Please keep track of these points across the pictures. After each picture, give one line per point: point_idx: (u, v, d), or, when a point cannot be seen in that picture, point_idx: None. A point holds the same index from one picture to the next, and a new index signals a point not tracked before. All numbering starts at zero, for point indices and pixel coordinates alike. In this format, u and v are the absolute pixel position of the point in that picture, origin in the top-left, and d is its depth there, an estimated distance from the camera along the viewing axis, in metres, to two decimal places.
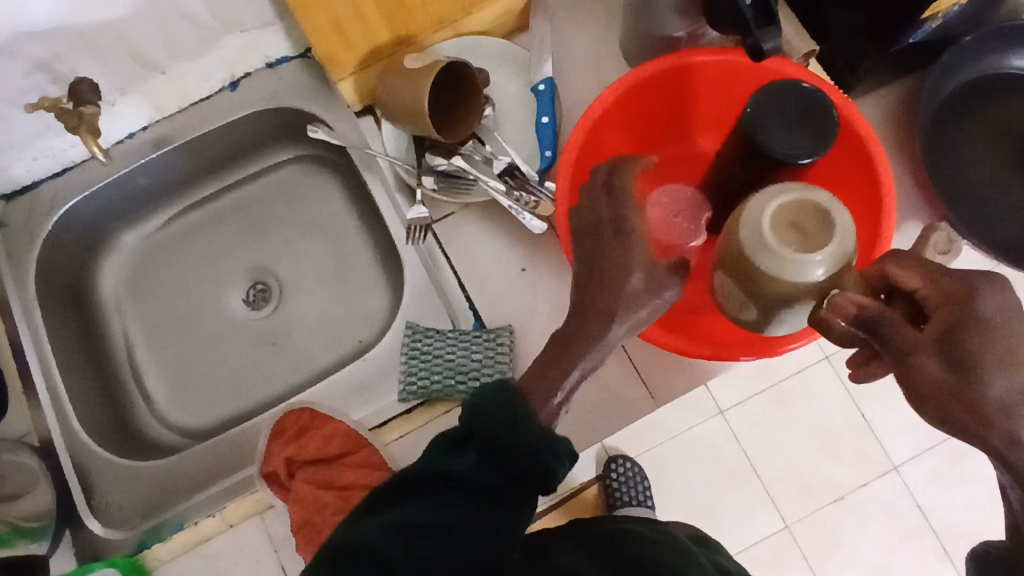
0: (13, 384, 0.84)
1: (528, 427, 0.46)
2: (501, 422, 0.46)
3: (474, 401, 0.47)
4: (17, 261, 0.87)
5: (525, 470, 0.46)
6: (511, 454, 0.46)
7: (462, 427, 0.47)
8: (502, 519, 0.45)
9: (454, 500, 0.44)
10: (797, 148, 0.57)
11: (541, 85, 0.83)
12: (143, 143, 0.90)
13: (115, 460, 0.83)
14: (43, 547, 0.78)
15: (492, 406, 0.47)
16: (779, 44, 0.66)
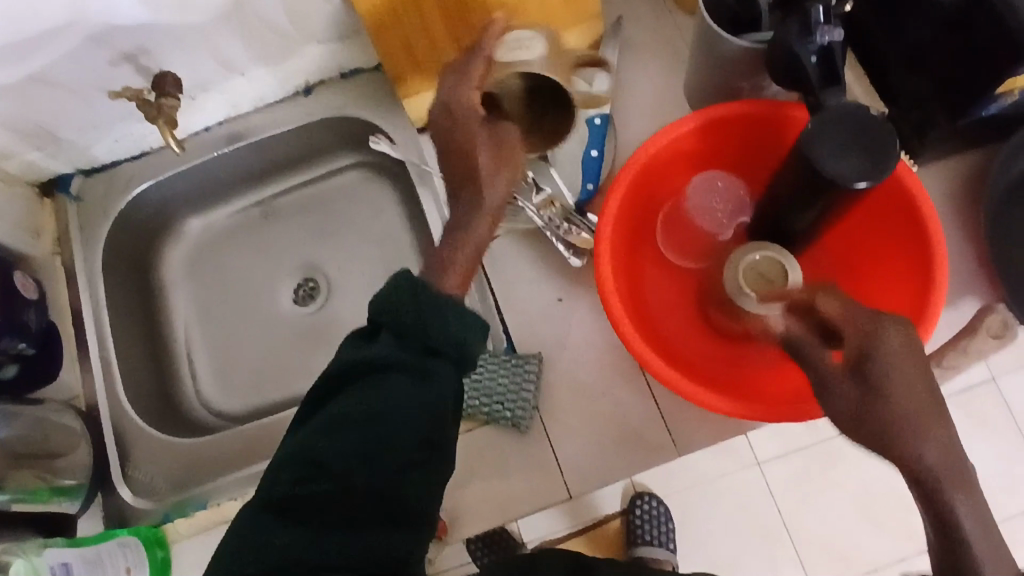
0: (70, 348, 0.90)
1: (433, 307, 0.52)
2: (412, 303, 0.52)
3: (384, 294, 0.53)
4: (89, 234, 0.94)
5: (438, 320, 0.52)
6: (422, 337, 0.52)
7: (372, 321, 0.54)
8: (425, 396, 0.51)
9: (375, 394, 0.51)
10: (850, 172, 0.58)
11: (595, 119, 0.83)
12: (218, 137, 0.95)
13: (152, 433, 0.87)
14: (75, 507, 0.83)
15: (401, 297, 0.53)
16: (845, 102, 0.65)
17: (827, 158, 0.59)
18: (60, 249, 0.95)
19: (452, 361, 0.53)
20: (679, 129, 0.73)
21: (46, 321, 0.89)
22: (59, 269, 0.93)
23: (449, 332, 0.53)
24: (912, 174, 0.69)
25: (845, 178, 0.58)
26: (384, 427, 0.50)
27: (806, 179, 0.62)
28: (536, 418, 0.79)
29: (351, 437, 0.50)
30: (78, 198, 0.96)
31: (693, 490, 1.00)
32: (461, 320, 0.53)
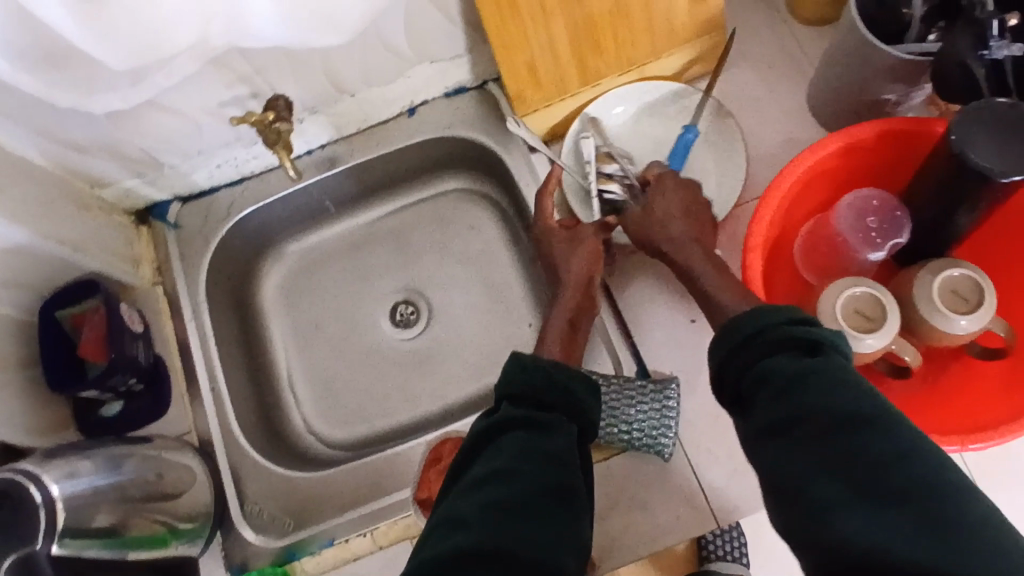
0: (179, 382, 0.87)
1: (558, 374, 0.62)
2: (543, 381, 0.62)
3: (505, 374, 0.63)
4: (191, 262, 0.91)
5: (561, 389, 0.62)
6: (536, 390, 0.61)
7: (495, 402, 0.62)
8: (544, 438, 0.58)
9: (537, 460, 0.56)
10: (998, 163, 0.56)
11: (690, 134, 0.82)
12: (319, 160, 0.93)
13: (269, 468, 0.84)
14: (195, 548, 0.79)
15: (528, 372, 0.62)
16: None
17: (969, 142, 0.57)
18: (161, 279, 0.92)
19: (568, 413, 0.61)
20: (829, 146, 0.68)
21: (153, 354, 0.86)
22: (162, 298, 0.91)
23: (570, 396, 0.62)
24: None
25: (986, 168, 0.56)
26: (520, 488, 0.53)
27: (969, 195, 0.60)
28: (677, 445, 0.77)
29: (493, 491, 0.53)
30: (175, 225, 0.93)
31: None
32: (576, 384, 0.62)
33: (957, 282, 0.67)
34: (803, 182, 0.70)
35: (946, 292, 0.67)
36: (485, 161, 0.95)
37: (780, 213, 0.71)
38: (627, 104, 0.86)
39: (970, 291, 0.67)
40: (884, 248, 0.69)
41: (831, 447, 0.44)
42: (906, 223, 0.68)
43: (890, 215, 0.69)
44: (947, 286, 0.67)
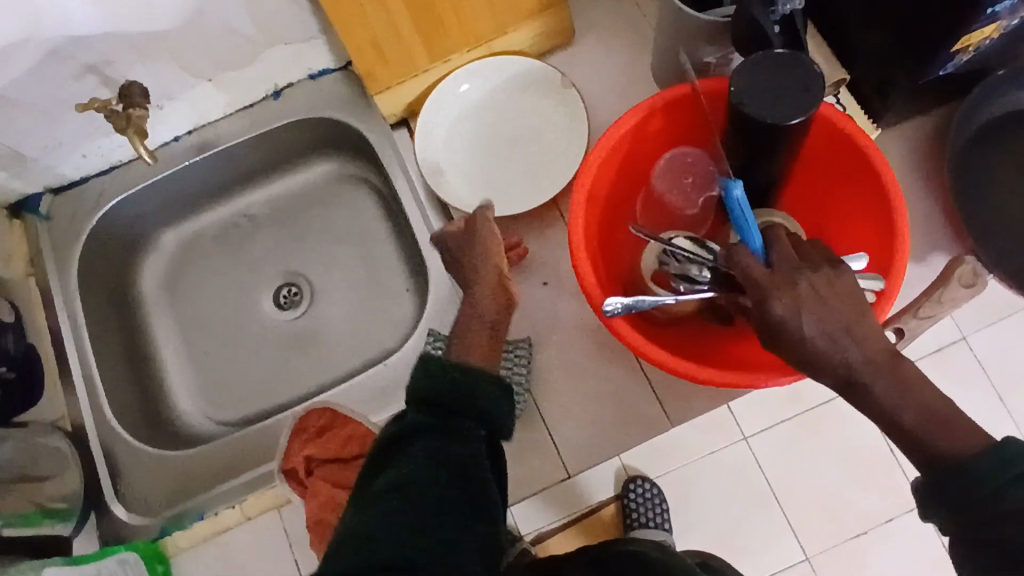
0: (52, 370, 0.89)
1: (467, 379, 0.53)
2: (445, 383, 0.52)
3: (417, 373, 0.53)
4: (62, 253, 0.92)
5: (471, 392, 0.52)
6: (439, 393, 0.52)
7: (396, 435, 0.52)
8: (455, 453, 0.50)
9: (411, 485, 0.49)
10: (763, 107, 0.58)
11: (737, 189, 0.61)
12: (188, 147, 0.95)
13: (141, 448, 0.85)
14: (68, 529, 0.81)
15: (436, 376, 0.52)
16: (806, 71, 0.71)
17: (747, 86, 0.59)
18: (33, 271, 0.93)
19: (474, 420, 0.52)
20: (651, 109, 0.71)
21: (24, 345, 0.88)
22: (34, 290, 0.92)
23: (478, 402, 0.52)
24: (869, 139, 0.66)
25: (767, 119, 0.58)
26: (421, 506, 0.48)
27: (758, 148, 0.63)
28: (529, 402, 0.80)
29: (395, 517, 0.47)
30: (48, 218, 0.94)
31: (687, 467, 0.97)
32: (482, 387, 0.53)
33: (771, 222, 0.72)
34: (632, 145, 0.74)
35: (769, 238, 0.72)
36: (353, 140, 0.97)
37: (610, 175, 0.74)
38: (474, 81, 0.88)
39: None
40: (696, 202, 0.75)
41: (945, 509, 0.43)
42: (717, 175, 0.74)
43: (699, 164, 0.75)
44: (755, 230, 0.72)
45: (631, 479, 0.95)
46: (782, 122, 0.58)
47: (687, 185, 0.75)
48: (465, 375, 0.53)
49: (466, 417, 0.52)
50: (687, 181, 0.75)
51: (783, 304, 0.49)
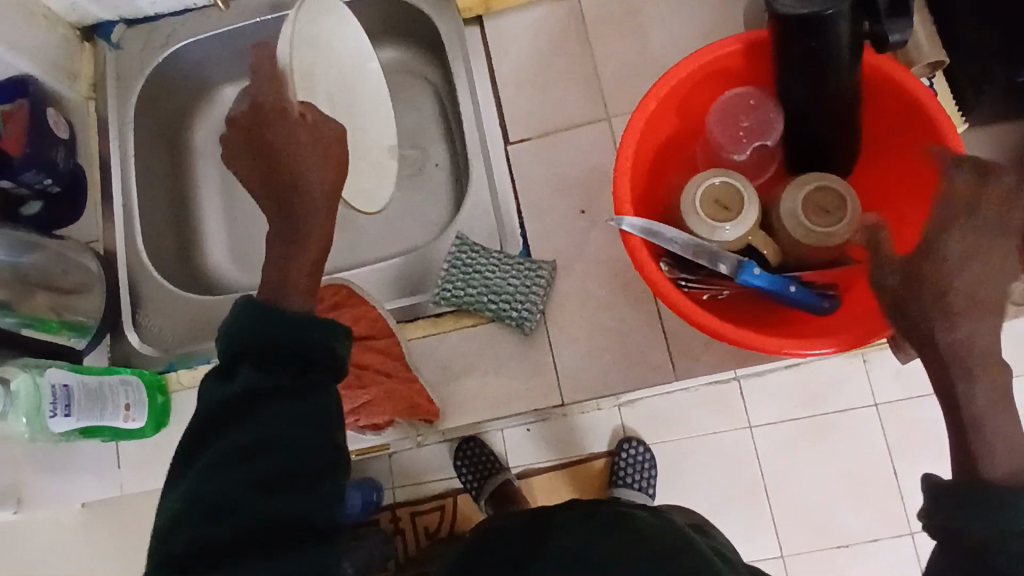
0: (95, 195, 0.92)
1: (312, 326, 0.49)
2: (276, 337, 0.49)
3: (232, 320, 0.50)
4: (124, 85, 0.94)
5: (303, 334, 0.49)
6: (281, 343, 0.49)
7: (227, 358, 0.49)
8: (313, 406, 0.47)
9: (260, 423, 0.46)
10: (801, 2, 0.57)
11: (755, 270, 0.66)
12: (262, 3, 0.94)
13: (162, 285, 0.88)
14: (82, 344, 0.85)
15: (245, 313, 0.49)
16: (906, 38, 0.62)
17: None
18: (95, 96, 0.96)
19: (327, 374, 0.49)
20: (733, 45, 0.68)
21: (73, 164, 0.91)
22: (92, 115, 0.95)
23: (312, 340, 0.49)
24: (946, 117, 0.63)
25: (802, 6, 0.57)
26: (274, 466, 0.45)
27: (816, 70, 0.62)
28: (539, 322, 0.80)
29: (242, 477, 0.44)
30: (117, 47, 0.96)
31: (684, 442, 1.02)
32: (325, 332, 0.50)
33: (833, 195, 0.70)
34: (704, 80, 0.71)
35: (834, 229, 0.69)
36: (423, 29, 0.94)
37: (673, 108, 0.72)
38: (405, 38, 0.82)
39: (829, 202, 0.70)
40: (747, 149, 0.75)
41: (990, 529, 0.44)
42: (775, 124, 0.73)
43: (764, 107, 0.73)
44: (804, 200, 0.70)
45: (626, 438, 1.00)
46: (812, 16, 0.57)
47: (742, 131, 0.74)
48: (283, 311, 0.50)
49: (313, 358, 0.49)
50: (743, 126, 0.74)
51: (952, 247, 0.49)
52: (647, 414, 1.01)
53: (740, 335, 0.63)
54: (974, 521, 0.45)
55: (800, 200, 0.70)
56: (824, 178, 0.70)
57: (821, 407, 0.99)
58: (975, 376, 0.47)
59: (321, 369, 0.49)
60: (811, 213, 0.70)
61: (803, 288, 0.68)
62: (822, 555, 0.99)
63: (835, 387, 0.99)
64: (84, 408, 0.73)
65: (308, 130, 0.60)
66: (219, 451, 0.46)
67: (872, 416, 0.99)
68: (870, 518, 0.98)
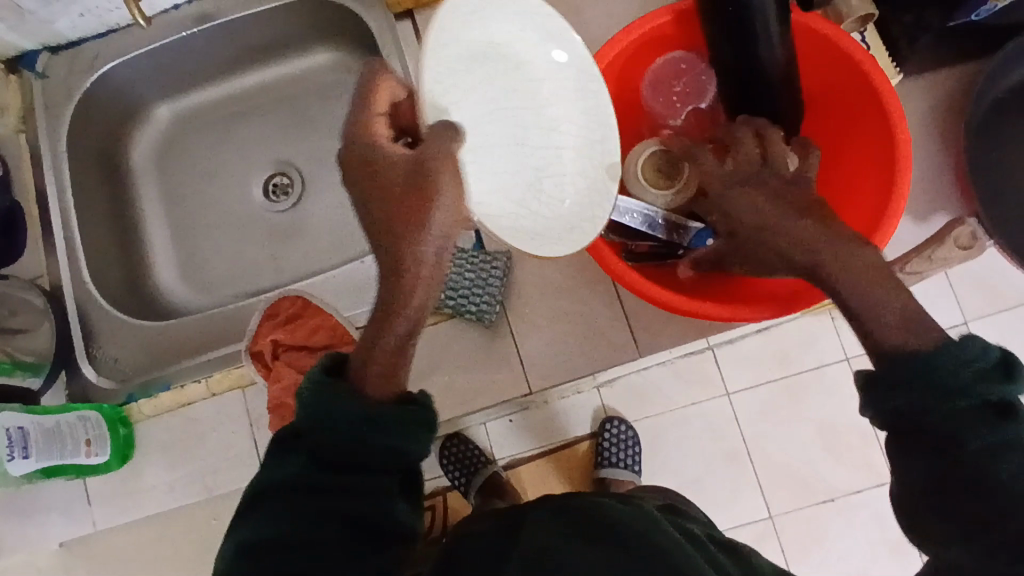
0: (35, 230, 0.90)
1: (387, 408, 0.46)
2: (325, 420, 0.46)
3: (308, 388, 0.47)
4: (53, 114, 0.91)
5: (377, 415, 0.46)
6: (351, 434, 0.46)
7: (296, 425, 0.47)
8: (370, 508, 0.45)
9: (318, 519, 0.44)
10: None
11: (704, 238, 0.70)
12: (187, 17, 0.91)
13: (111, 313, 0.85)
14: (38, 383, 0.82)
15: (319, 382, 0.47)
16: None
17: None
18: (25, 128, 0.93)
19: (391, 472, 0.46)
20: (662, 17, 0.69)
21: (9, 200, 0.88)
22: (24, 148, 0.92)
23: (384, 431, 0.46)
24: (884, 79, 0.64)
25: None
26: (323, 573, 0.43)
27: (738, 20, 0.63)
28: (499, 314, 0.80)
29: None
30: (43, 75, 0.93)
31: (665, 416, 1.02)
32: (397, 416, 0.46)
33: None
34: (635, 54, 0.71)
35: None
36: (357, 29, 0.93)
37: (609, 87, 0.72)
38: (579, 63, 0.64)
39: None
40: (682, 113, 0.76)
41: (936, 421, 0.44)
42: (709, 87, 0.74)
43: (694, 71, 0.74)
44: None
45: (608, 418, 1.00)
46: None
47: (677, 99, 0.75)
48: (354, 382, 0.47)
49: (383, 450, 0.46)
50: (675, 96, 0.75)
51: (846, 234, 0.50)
52: (623, 392, 1.01)
53: (694, 304, 0.63)
54: (917, 410, 0.45)
55: None
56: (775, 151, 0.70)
57: (793, 367, 1.00)
58: (887, 307, 0.47)
59: (386, 460, 0.46)
60: None
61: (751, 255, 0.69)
62: (808, 512, 1.00)
63: (805, 344, 1.00)
64: (42, 448, 0.72)
65: (422, 180, 0.47)
66: (280, 529, 0.44)
67: (843, 372, 1.00)
68: (852, 469, 0.99)
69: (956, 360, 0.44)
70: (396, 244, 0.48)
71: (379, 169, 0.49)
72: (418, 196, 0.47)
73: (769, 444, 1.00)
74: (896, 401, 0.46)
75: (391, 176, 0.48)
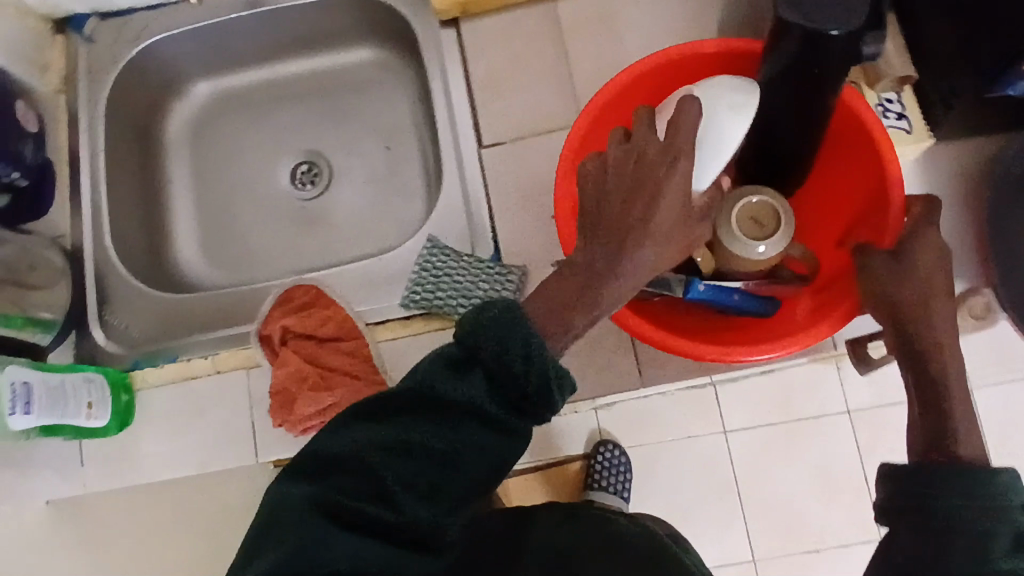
0: (63, 189, 0.91)
1: (542, 362, 0.43)
2: (504, 347, 0.42)
3: (481, 310, 0.43)
4: (95, 78, 0.93)
5: (531, 377, 0.42)
6: (501, 381, 0.43)
7: (458, 347, 0.43)
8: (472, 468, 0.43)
9: (435, 425, 0.42)
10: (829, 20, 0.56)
11: (698, 286, 0.69)
12: (237, 1, 0.93)
13: (128, 281, 0.87)
14: (47, 340, 0.84)
15: (485, 316, 0.43)
16: (885, 49, 0.61)
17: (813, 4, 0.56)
18: (66, 89, 0.94)
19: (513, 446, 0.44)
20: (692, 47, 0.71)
21: (42, 158, 0.90)
22: (62, 108, 0.94)
23: (526, 393, 0.43)
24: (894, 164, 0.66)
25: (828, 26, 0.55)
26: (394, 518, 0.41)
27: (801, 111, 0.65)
28: None
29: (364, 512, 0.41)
30: (89, 40, 0.95)
31: (656, 448, 0.98)
32: (539, 381, 0.42)
33: (766, 207, 0.71)
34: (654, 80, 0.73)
35: (771, 239, 0.70)
36: (401, 31, 0.94)
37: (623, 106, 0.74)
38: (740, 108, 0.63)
39: (766, 216, 0.71)
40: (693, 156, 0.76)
41: (941, 529, 0.46)
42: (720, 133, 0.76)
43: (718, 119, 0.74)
44: (738, 220, 0.70)
45: (603, 442, 0.97)
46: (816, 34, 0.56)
47: None
48: (526, 328, 0.43)
49: (515, 412, 0.43)
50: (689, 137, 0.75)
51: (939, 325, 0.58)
52: (625, 421, 0.99)
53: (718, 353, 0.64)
54: (927, 497, 0.48)
55: (736, 215, 0.71)
56: (761, 192, 0.71)
57: (796, 413, 0.97)
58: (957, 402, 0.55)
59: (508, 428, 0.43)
60: (749, 224, 0.71)
61: (743, 297, 0.71)
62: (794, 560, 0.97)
63: (812, 392, 0.97)
64: (45, 405, 0.72)
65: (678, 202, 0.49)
66: (381, 453, 0.42)
67: (846, 425, 0.97)
68: (844, 524, 0.96)
69: (984, 487, 0.47)
70: (625, 228, 0.47)
71: (651, 179, 0.48)
72: (614, 241, 0.47)
73: (763, 489, 0.97)
74: (908, 487, 0.49)
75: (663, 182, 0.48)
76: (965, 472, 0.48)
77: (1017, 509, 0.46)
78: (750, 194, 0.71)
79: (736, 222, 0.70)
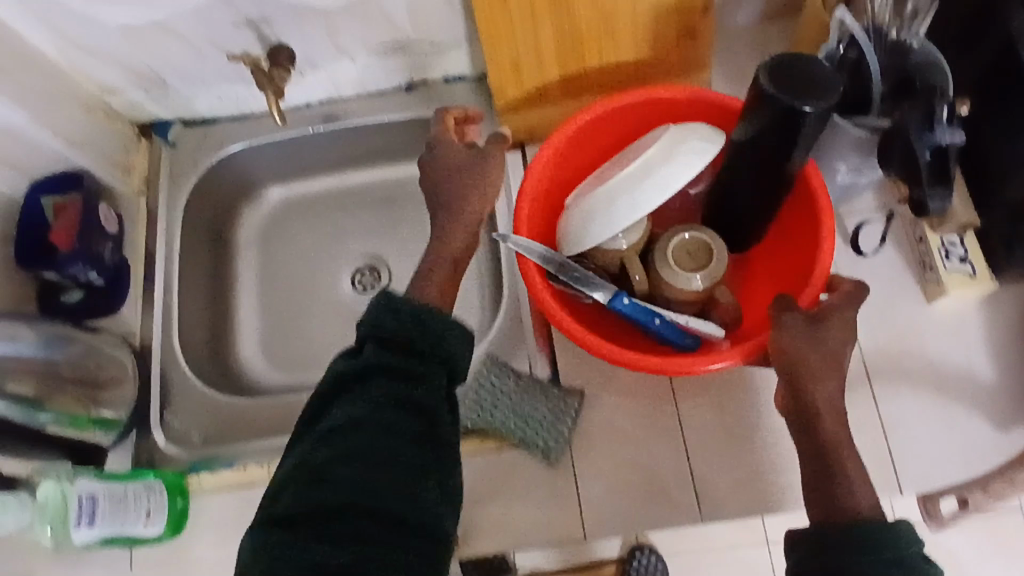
0: (136, 288, 0.94)
1: (433, 320, 0.60)
2: (404, 332, 0.59)
3: (375, 309, 0.60)
4: (176, 182, 0.98)
5: (444, 346, 0.59)
6: (396, 388, 0.57)
7: (361, 342, 0.60)
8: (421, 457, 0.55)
9: (377, 445, 0.54)
10: (799, 97, 0.61)
11: (624, 300, 0.79)
12: (315, 115, 0.98)
13: (194, 384, 0.90)
14: (109, 440, 0.85)
15: (397, 313, 0.59)
16: (945, 206, 0.69)
17: (787, 78, 0.62)
18: (146, 191, 0.99)
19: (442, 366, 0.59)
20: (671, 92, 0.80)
21: (120, 257, 0.93)
22: (141, 209, 0.98)
23: (429, 335, 0.59)
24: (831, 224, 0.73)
25: (796, 101, 0.61)
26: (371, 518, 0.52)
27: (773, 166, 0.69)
28: (567, 452, 0.80)
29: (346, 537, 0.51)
30: (173, 145, 1.00)
31: None
32: (442, 322, 0.60)
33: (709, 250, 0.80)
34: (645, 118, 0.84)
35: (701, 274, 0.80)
36: None
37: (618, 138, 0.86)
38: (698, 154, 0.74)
39: (699, 253, 0.81)
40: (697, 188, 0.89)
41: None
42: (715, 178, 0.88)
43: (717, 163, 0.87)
44: (679, 253, 0.81)
45: None
46: (792, 110, 0.61)
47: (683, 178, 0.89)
48: (428, 313, 0.60)
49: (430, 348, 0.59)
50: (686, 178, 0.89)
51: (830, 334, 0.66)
52: None
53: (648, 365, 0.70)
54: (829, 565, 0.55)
55: (679, 248, 0.81)
56: (710, 238, 0.81)
57: None
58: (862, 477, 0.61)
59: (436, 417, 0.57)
60: (683, 256, 0.81)
61: (669, 324, 0.80)
62: None
63: None
64: (109, 519, 0.76)
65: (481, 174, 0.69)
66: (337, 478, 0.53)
67: None
68: None
69: (877, 544, 0.54)
70: (457, 220, 0.68)
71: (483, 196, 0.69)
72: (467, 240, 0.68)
73: None
74: (811, 559, 0.56)
75: (446, 154, 0.70)
76: (859, 535, 0.55)
77: (911, 555, 0.53)
78: (696, 236, 0.82)
79: (671, 253, 0.81)
